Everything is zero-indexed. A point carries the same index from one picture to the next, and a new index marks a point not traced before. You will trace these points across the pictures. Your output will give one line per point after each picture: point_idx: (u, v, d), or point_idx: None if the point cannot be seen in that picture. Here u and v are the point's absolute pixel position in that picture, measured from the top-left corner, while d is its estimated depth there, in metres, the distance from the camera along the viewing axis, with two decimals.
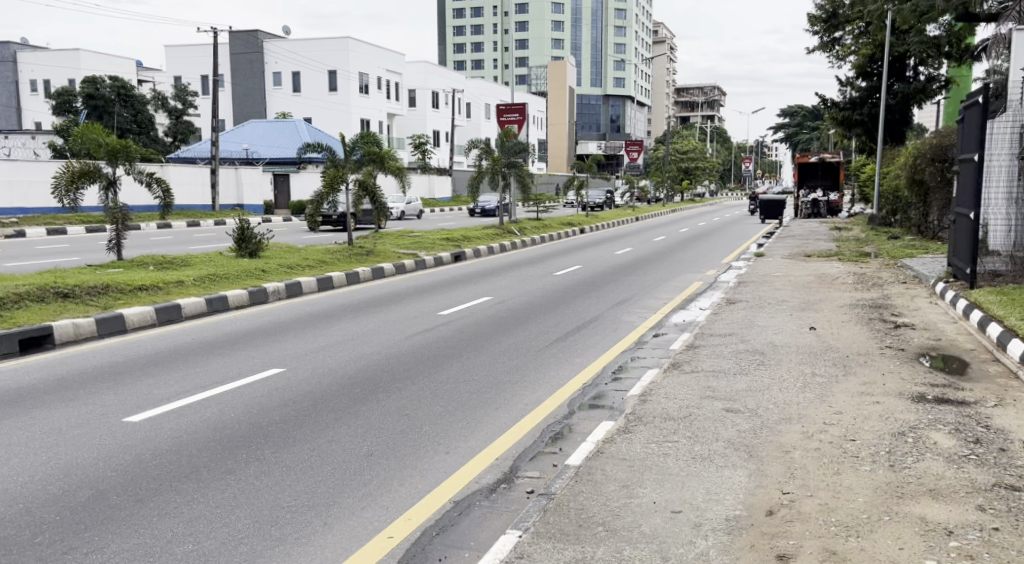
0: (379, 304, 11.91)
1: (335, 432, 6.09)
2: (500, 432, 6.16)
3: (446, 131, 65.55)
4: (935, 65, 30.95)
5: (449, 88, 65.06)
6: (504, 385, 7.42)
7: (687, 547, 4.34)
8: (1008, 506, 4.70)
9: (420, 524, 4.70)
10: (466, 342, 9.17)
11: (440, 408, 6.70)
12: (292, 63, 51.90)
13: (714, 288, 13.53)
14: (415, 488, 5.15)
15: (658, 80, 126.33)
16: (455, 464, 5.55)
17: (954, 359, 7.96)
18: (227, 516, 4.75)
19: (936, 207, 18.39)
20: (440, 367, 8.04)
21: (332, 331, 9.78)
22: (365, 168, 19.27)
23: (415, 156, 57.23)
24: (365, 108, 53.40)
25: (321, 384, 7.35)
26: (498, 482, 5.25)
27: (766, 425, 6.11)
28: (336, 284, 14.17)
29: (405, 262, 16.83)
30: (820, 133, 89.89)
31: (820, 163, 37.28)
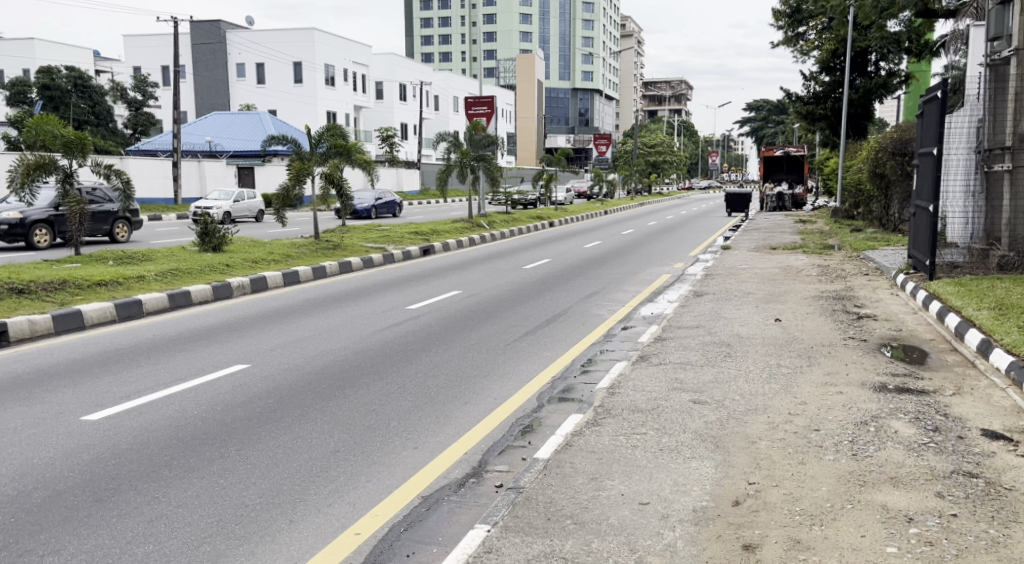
0: (346, 299, 11.85)
1: (300, 429, 6.07)
2: (469, 426, 6.18)
3: (414, 124, 65.31)
4: (896, 61, 31.34)
5: (416, 81, 64.82)
6: (473, 379, 7.44)
7: (654, 538, 4.39)
8: (967, 493, 4.81)
9: (388, 520, 4.71)
10: (435, 336, 9.18)
11: (409, 403, 6.71)
12: (256, 54, 51.40)
13: (681, 281, 13.64)
14: (382, 484, 5.16)
15: (626, 73, 126.78)
16: (423, 459, 5.57)
17: (914, 349, 8.12)
18: (190, 515, 4.72)
19: (897, 200, 18.68)
20: (408, 362, 8.04)
21: (298, 327, 9.73)
22: (332, 161, 19.14)
23: (382, 149, 56.96)
24: (331, 101, 52.99)
25: (285, 380, 7.31)
26: (466, 477, 5.27)
27: (733, 416, 6.19)
28: (303, 279, 14.07)
29: (373, 256, 16.76)
30: (785, 127, 90.83)
31: (785, 156, 37.64)
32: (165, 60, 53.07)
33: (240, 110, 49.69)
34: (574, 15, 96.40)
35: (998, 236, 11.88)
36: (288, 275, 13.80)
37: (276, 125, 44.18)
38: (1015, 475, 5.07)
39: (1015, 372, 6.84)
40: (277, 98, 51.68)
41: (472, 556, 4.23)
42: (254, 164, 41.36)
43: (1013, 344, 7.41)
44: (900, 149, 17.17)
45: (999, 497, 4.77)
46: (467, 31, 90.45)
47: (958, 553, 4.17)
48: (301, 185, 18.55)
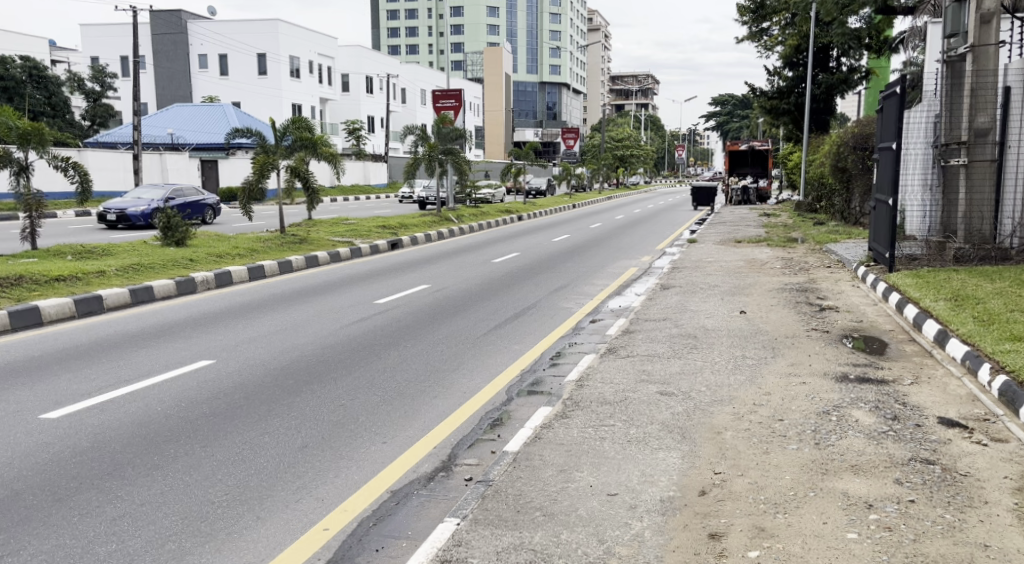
0: (313, 294, 11.79)
1: (268, 425, 6.07)
2: (438, 421, 6.21)
3: (380, 117, 65.01)
4: (856, 57, 31.81)
5: (383, 73, 64.55)
6: (443, 373, 7.50)
7: (622, 529, 4.47)
8: (924, 480, 4.95)
9: (356, 515, 4.73)
10: (404, 331, 9.21)
11: (378, 397, 6.74)
12: (219, 45, 50.85)
13: (648, 274, 13.77)
14: (350, 480, 5.18)
15: (594, 67, 127.28)
16: (392, 453, 5.59)
17: (874, 340, 8.30)
18: (155, 513, 4.72)
19: (858, 194, 19.00)
20: (376, 356, 8.06)
21: (265, 322, 9.69)
22: (298, 154, 19.04)
23: (349, 142, 56.71)
24: (296, 93, 52.56)
25: (251, 376, 7.29)
26: (436, 470, 5.32)
27: (699, 407, 6.29)
28: (268, 273, 13.99)
29: (340, 251, 16.70)
30: (750, 122, 91.82)
31: (749, 151, 38.12)
32: (125, 50, 52.28)
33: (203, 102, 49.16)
34: (541, 9, 96.55)
35: (955, 230, 12.14)
36: (254, 270, 13.71)
37: (240, 118, 43.74)
38: (970, 461, 5.22)
39: (970, 361, 7.03)
40: (240, 89, 51.17)
41: (442, 550, 4.27)
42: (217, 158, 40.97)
43: (968, 333, 7.60)
44: (862, 143, 17.48)
45: (954, 483, 4.91)
46: (433, 24, 90.12)
47: (915, 537, 4.29)
48: (266, 178, 18.41)
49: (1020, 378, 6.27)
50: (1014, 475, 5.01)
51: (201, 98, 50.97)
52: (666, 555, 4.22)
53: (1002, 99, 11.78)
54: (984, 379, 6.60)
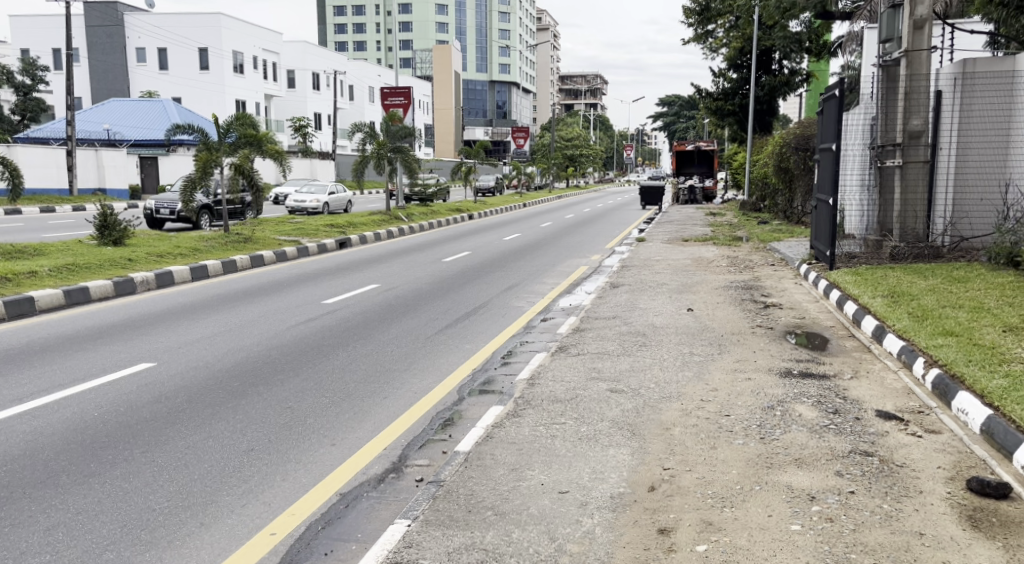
0: (257, 295, 11.65)
1: (212, 429, 6.03)
2: (388, 422, 6.23)
3: (327, 114, 64.44)
4: (798, 60, 32.48)
5: (330, 69, 64.00)
6: (392, 373, 7.49)
7: (573, 526, 4.55)
8: (864, 471, 5.12)
9: (304, 518, 4.74)
10: (352, 331, 9.19)
11: (327, 399, 6.72)
12: (157, 39, 49.86)
13: (598, 272, 13.92)
14: (299, 482, 5.19)
15: (543, 67, 127.88)
16: (341, 456, 5.60)
17: (817, 336, 8.52)
18: (92, 522, 4.66)
19: (800, 193, 19.39)
20: (325, 357, 8.03)
21: (207, 323, 9.59)
22: (242, 151, 18.77)
23: (295, 139, 56.09)
24: (240, 89, 51.80)
25: (193, 378, 7.22)
26: (386, 472, 5.34)
27: (648, 404, 6.41)
28: (212, 273, 13.82)
29: (287, 250, 16.55)
30: (696, 123, 93.01)
31: (695, 151, 38.59)
32: (58, 42, 51.35)
33: (142, 97, 48.23)
34: (490, 8, 96.81)
35: (890, 229, 12.51)
36: (197, 271, 13.53)
37: (182, 114, 43.00)
38: (906, 452, 5.42)
39: (906, 355, 7.26)
40: (180, 85, 50.27)
41: (391, 552, 4.30)
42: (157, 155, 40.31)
43: (903, 329, 7.84)
44: (803, 144, 17.89)
45: (891, 474, 5.09)
46: (381, 21, 89.63)
47: (855, 527, 4.44)
48: (208, 176, 18.15)
49: (951, 371, 6.51)
50: (947, 465, 5.21)
51: (139, 93, 49.94)
52: (616, 551, 4.31)
53: (934, 103, 12.22)
54: (919, 372, 6.83)
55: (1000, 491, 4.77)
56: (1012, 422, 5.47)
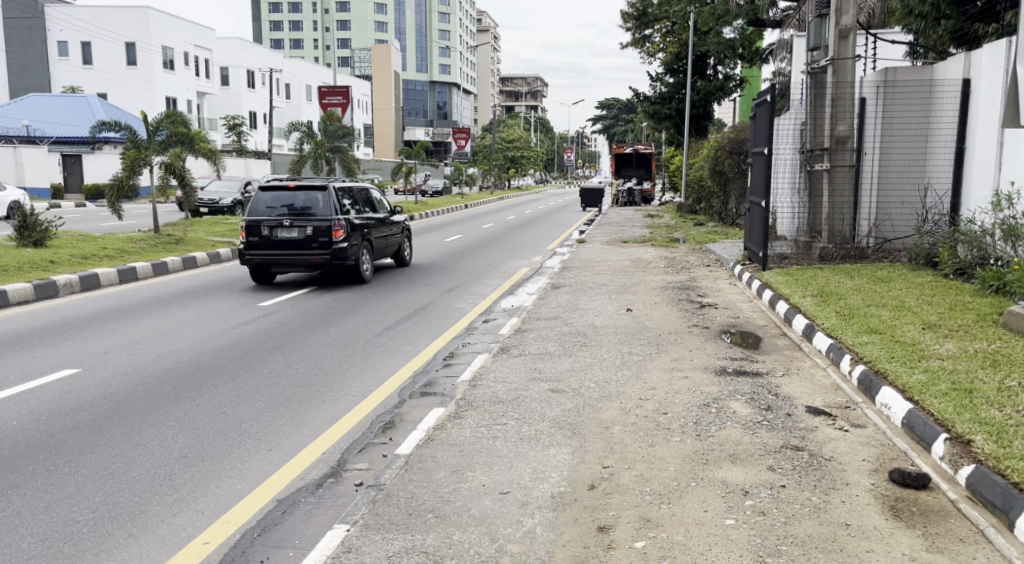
0: (190, 297, 11.48)
1: (141, 436, 5.96)
2: (326, 427, 6.21)
3: (263, 113, 63.55)
4: (731, 65, 33.32)
5: (265, 67, 63.15)
6: (330, 377, 7.47)
7: (514, 527, 4.61)
8: (794, 465, 5.30)
9: (239, 526, 4.71)
10: (289, 334, 9.14)
11: (263, 404, 6.68)
12: (81, 32, 48.55)
13: (539, 273, 14.06)
14: (233, 489, 5.16)
15: (484, 69, 128.27)
16: (279, 461, 5.58)
17: (750, 335, 8.75)
18: (11, 536, 4.58)
19: (734, 196, 19.86)
20: (260, 361, 7.97)
21: (136, 327, 9.43)
22: (173, 150, 18.41)
23: (229, 137, 55.15)
24: (171, 86, 50.75)
25: (121, 385, 7.10)
26: (325, 477, 5.34)
27: (588, 403, 6.52)
28: (142, 275, 13.58)
29: (220, 252, 16.31)
30: (634, 126, 94.24)
31: (634, 154, 38.95)
32: None
33: (65, 92, 46.84)
34: (429, 8, 96.58)
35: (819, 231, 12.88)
36: (126, 273, 13.29)
37: (107, 112, 42.00)
38: (834, 446, 5.63)
39: (833, 353, 7.53)
40: (106, 80, 48.99)
41: (331, 557, 4.32)
42: (81, 153, 39.31)
43: (832, 327, 8.12)
44: (737, 148, 18.36)
45: (820, 467, 5.28)
46: (318, 18, 88.74)
47: (786, 520, 4.61)
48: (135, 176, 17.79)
49: (876, 366, 6.78)
50: (871, 458, 5.42)
51: (61, 88, 48.51)
52: (556, 550, 4.38)
53: (858, 109, 12.66)
54: (846, 369, 7.08)
55: (921, 482, 4.99)
56: (931, 414, 5.72)
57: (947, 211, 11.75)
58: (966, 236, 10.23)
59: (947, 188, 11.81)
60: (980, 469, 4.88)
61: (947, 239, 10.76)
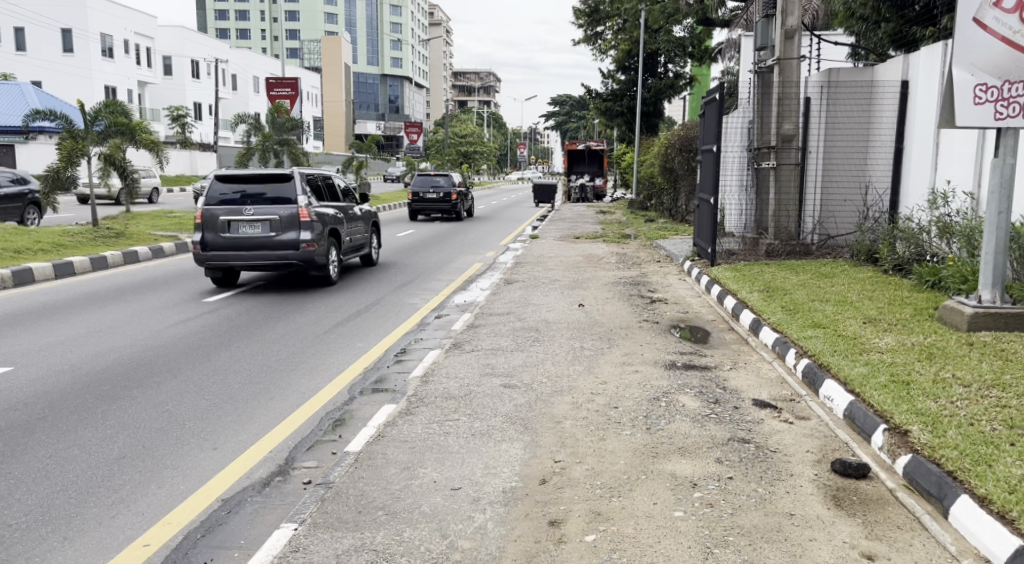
0: (131, 293, 11.26)
1: (76, 437, 5.85)
2: (273, 424, 6.17)
3: (208, 104, 62.49)
4: (681, 64, 33.84)
5: (210, 57, 61.99)
6: (277, 374, 7.42)
7: (465, 522, 4.65)
8: (741, 457, 5.42)
9: (181, 527, 4.66)
10: (235, 330, 9.04)
11: (207, 402, 6.60)
12: (13, 18, 46.64)
13: (492, 269, 14.09)
14: (176, 489, 5.11)
15: (436, 63, 127.85)
16: (223, 460, 5.54)
17: (699, 330, 8.90)
18: None
19: (684, 193, 20.12)
20: (206, 358, 7.87)
21: (73, 323, 9.25)
22: (112, 140, 18.09)
23: (172, 128, 53.96)
24: (109, 75, 49.46)
25: (56, 384, 6.95)
26: (271, 475, 5.31)
27: (540, 398, 6.59)
28: (79, 270, 13.31)
29: (163, 246, 16.01)
30: (586, 122, 94.94)
31: (586, 150, 39.32)
32: None
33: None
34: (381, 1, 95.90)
35: (766, 227, 13.12)
36: (63, 268, 13.00)
37: (42, 100, 40.91)
38: (779, 438, 5.76)
39: (779, 347, 7.69)
40: (41, 67, 47.32)
41: (278, 556, 4.31)
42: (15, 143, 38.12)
43: (778, 321, 8.31)
44: (687, 145, 18.59)
45: (765, 459, 5.41)
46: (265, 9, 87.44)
47: (734, 511, 4.71)
48: (72, 167, 17.45)
49: (820, 360, 6.94)
50: (815, 449, 5.57)
51: None
52: (508, 545, 4.42)
53: (803, 108, 12.89)
54: (791, 362, 7.26)
55: (861, 472, 5.14)
56: (871, 406, 5.90)
57: (887, 208, 12.07)
58: (904, 233, 10.52)
59: (887, 186, 12.13)
60: (916, 459, 5.05)
61: (886, 236, 11.06)
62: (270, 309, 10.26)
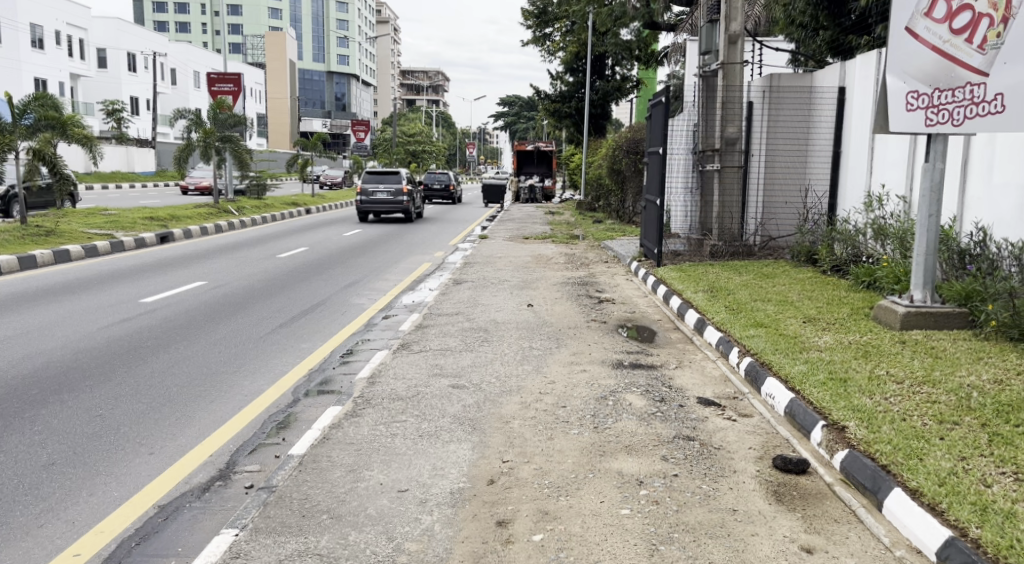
0: (66, 293, 11.04)
1: (4, 442, 5.72)
2: (213, 428, 6.11)
3: (145, 98, 61.26)
4: (628, 67, 34.27)
5: (147, 50, 60.72)
6: (217, 376, 7.34)
7: (412, 525, 4.66)
8: (686, 455, 5.52)
9: (115, 535, 4.59)
10: (175, 332, 8.93)
11: (144, 405, 6.51)
12: None
13: (441, 269, 14.05)
14: (109, 497, 5.03)
15: (384, 61, 127.06)
16: (160, 465, 5.47)
17: (645, 329, 9.02)
18: None
19: (632, 194, 20.35)
20: (143, 360, 7.76)
21: (4, 324, 9.04)
22: (42, 135, 17.60)
23: (107, 123, 52.68)
24: (39, 66, 48.08)
25: None
26: (212, 480, 5.25)
27: (489, 399, 6.61)
28: (6, 270, 12.94)
29: (98, 245, 15.65)
30: (535, 124, 95.32)
31: (535, 151, 39.58)
32: None
33: None
34: None
35: (710, 228, 13.35)
36: None
37: None
38: (722, 435, 5.88)
39: (722, 346, 7.84)
40: None
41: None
42: None
43: (721, 321, 8.47)
44: (633, 147, 18.83)
45: (710, 456, 5.52)
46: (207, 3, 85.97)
47: (678, 508, 4.80)
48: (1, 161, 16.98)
49: (761, 358, 7.11)
50: (757, 446, 5.70)
51: None
52: (454, 547, 4.44)
53: (746, 112, 13.25)
54: (734, 360, 7.41)
55: (800, 467, 5.28)
56: (810, 403, 6.06)
57: (825, 211, 12.40)
58: (842, 234, 10.82)
59: (825, 189, 12.46)
60: (852, 454, 5.20)
61: (824, 238, 11.33)
62: (212, 310, 10.14)
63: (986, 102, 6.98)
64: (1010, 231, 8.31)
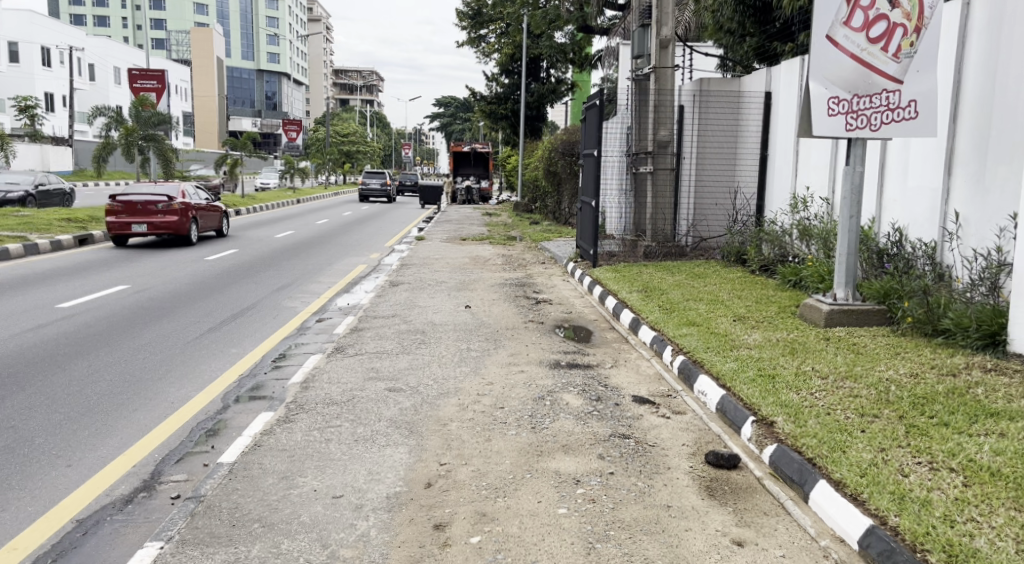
0: None
1: None
2: (138, 437, 5.98)
3: (62, 95, 59.36)
4: (563, 69, 34.41)
5: (63, 45, 58.83)
6: (142, 383, 7.18)
7: (347, 531, 4.63)
8: (621, 452, 5.62)
9: (30, 552, 4.47)
10: (96, 337, 8.72)
11: (62, 415, 6.35)
12: None
13: (376, 271, 13.96)
14: (24, 511, 4.89)
15: (317, 60, 125.49)
16: (81, 478, 5.33)
17: (582, 329, 9.12)
18: None
19: (567, 196, 20.49)
20: (61, 368, 7.57)
21: None
22: None
23: (20, 120, 50.93)
24: None
25: None
26: (136, 491, 5.14)
27: (425, 401, 6.61)
28: None
29: (12, 247, 15.16)
30: (471, 124, 95.15)
31: (472, 152, 39.50)
32: None
33: None
34: None
35: (644, 230, 13.55)
36: None
37: None
38: (657, 432, 5.99)
39: (657, 345, 7.97)
40: None
41: None
42: None
43: (655, 320, 8.61)
44: (568, 149, 18.97)
45: (644, 454, 5.61)
46: None
47: (614, 506, 4.88)
48: None
49: (694, 357, 7.24)
50: (690, 443, 5.81)
51: None
52: (391, 552, 4.44)
53: (677, 116, 13.32)
54: (668, 359, 7.55)
55: (732, 462, 5.40)
56: (740, 399, 6.20)
57: (754, 212, 12.72)
58: (769, 235, 11.10)
59: (754, 190, 12.78)
60: (781, 448, 5.34)
61: (753, 238, 11.58)
62: (136, 315, 9.91)
63: (900, 108, 7.54)
64: (923, 231, 8.64)
